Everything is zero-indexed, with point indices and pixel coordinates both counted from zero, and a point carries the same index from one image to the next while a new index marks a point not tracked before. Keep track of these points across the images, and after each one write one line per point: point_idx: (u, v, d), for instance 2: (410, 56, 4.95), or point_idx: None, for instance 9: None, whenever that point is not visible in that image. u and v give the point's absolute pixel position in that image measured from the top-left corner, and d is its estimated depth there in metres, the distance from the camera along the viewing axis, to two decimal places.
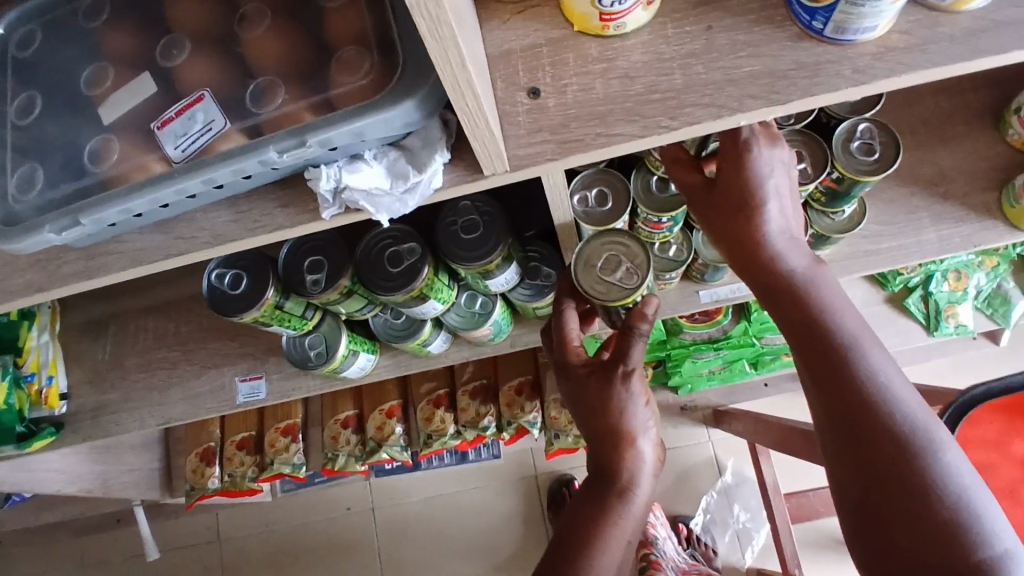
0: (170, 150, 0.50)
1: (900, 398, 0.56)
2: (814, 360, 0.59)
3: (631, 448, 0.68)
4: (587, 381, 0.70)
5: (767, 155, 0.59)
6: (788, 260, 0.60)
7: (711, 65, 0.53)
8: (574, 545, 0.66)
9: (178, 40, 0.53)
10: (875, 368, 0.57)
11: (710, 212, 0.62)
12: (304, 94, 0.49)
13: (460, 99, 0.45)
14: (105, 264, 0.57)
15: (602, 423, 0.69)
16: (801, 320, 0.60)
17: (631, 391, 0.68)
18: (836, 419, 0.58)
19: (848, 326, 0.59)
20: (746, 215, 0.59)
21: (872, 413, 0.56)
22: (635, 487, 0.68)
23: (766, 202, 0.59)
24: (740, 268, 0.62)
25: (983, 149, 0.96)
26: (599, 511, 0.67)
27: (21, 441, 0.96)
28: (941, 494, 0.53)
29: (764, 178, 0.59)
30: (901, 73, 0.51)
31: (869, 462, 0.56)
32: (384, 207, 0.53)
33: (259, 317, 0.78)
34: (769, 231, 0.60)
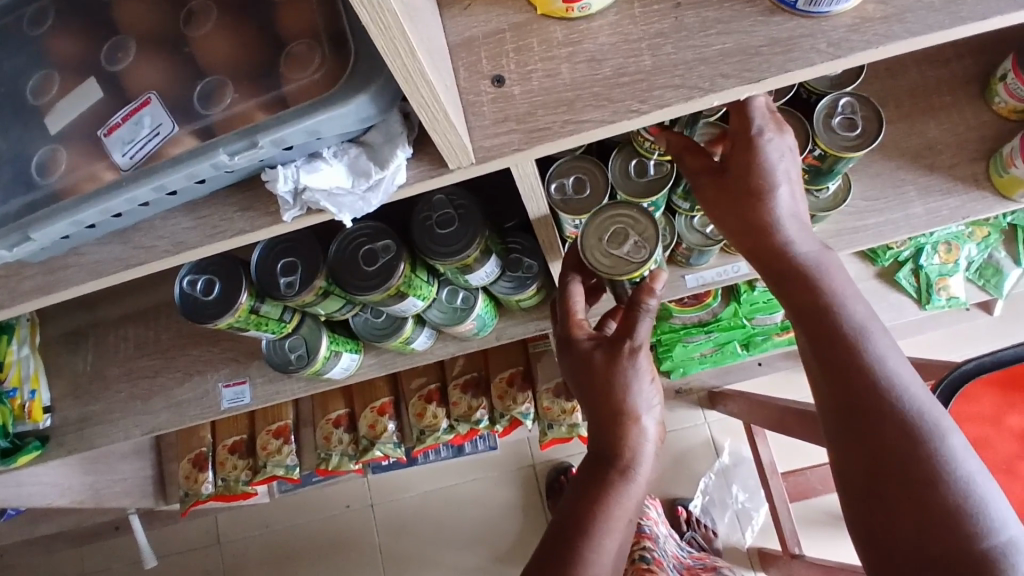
0: (119, 158, 0.48)
1: (906, 381, 0.56)
2: (822, 339, 0.58)
3: (632, 428, 0.65)
4: (591, 357, 0.67)
5: (777, 143, 0.59)
6: (796, 244, 0.60)
7: (681, 44, 0.51)
8: (570, 526, 0.63)
9: (123, 42, 0.51)
10: (882, 350, 0.57)
11: (718, 197, 0.61)
12: (257, 93, 0.47)
13: (414, 91, 0.42)
14: (64, 279, 0.55)
15: (603, 401, 0.66)
16: (809, 300, 0.59)
17: (636, 368, 0.65)
18: (843, 398, 0.57)
19: (858, 309, 0.58)
20: (754, 197, 0.59)
21: (880, 392, 0.55)
22: (635, 469, 0.65)
23: (775, 186, 0.59)
24: (747, 251, 0.63)
25: (968, 118, 0.94)
26: (596, 492, 0.64)
27: (7, 456, 0.94)
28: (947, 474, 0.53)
29: (772, 165, 0.59)
30: (879, 45, 0.49)
31: (876, 441, 0.55)
32: (347, 207, 0.51)
33: (234, 323, 0.76)
34: (778, 215, 0.60)
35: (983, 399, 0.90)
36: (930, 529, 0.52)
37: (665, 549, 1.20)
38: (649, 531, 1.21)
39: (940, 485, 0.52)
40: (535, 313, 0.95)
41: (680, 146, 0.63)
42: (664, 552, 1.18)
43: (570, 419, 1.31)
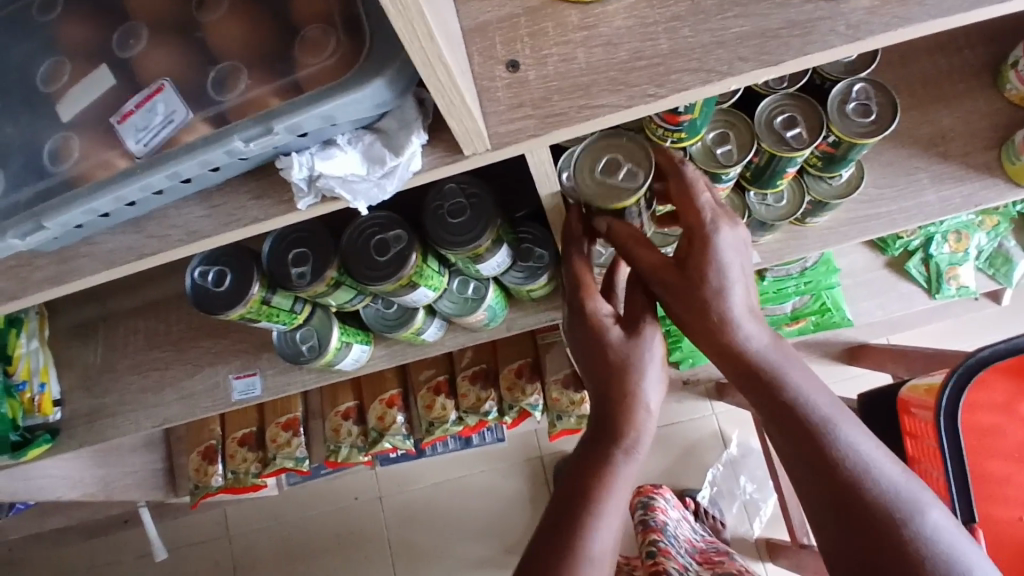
0: (132, 145, 0.48)
1: (877, 461, 0.58)
2: (792, 433, 0.60)
3: (638, 406, 0.66)
4: (605, 334, 0.67)
5: (729, 239, 0.62)
6: (749, 339, 0.62)
7: (698, 27, 0.51)
8: (573, 505, 0.63)
9: (134, 29, 0.51)
10: (851, 436, 0.59)
11: (678, 291, 0.63)
12: (270, 78, 0.46)
13: (432, 75, 0.42)
14: (77, 268, 0.55)
15: (609, 381, 0.66)
16: (771, 397, 0.61)
17: (649, 350, 0.67)
18: (825, 486, 0.58)
19: (817, 395, 0.61)
20: (709, 295, 0.62)
21: (855, 480, 0.57)
22: (638, 444, 0.66)
23: (730, 285, 0.62)
24: (718, 349, 0.63)
25: (981, 107, 0.93)
26: (597, 469, 0.64)
27: (18, 450, 0.95)
28: (927, 551, 0.54)
29: (726, 262, 0.62)
30: (897, 27, 0.49)
31: (861, 527, 0.56)
32: (361, 194, 0.51)
33: (246, 314, 0.76)
34: (735, 314, 0.62)
35: (996, 387, 0.87)
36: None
37: (676, 533, 1.20)
38: (656, 524, 1.21)
39: (922, 560, 0.53)
40: (546, 303, 0.94)
41: (630, 237, 0.65)
42: (675, 539, 1.17)
43: (579, 410, 1.31)
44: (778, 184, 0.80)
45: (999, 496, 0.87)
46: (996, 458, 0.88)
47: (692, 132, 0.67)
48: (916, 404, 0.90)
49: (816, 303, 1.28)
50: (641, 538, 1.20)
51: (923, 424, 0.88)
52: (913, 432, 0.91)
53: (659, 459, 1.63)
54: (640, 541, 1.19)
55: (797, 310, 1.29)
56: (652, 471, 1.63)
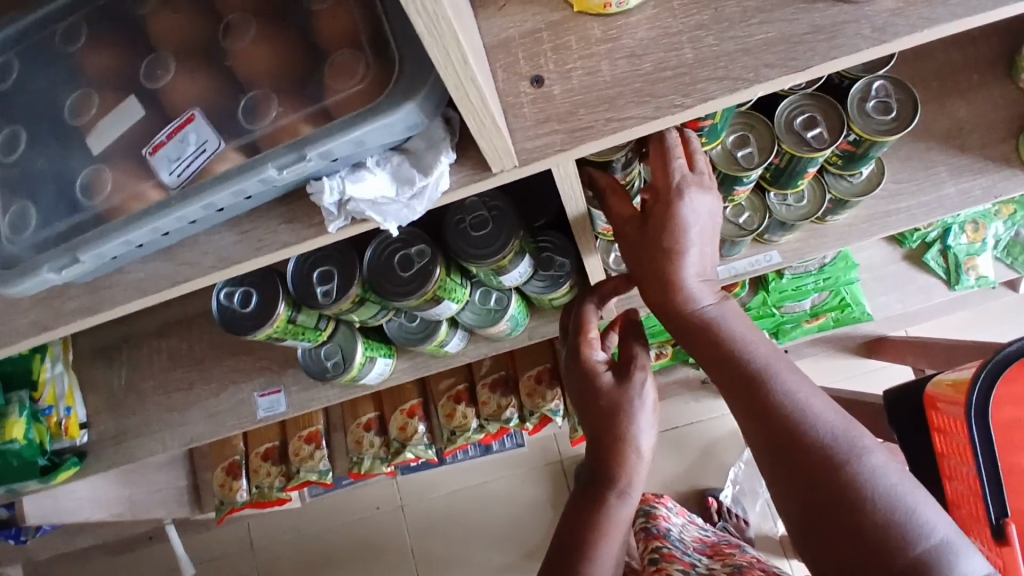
0: (165, 176, 0.48)
1: (820, 411, 0.55)
2: (740, 397, 0.58)
3: (628, 449, 0.66)
4: (599, 380, 0.67)
5: (697, 202, 0.57)
6: (697, 300, 0.59)
7: (723, 36, 0.50)
8: (571, 548, 0.66)
9: (160, 59, 0.51)
10: (794, 390, 0.56)
11: (635, 246, 0.61)
12: (300, 105, 0.47)
13: (464, 97, 0.42)
14: (111, 297, 0.55)
15: (599, 420, 0.66)
16: (717, 358, 0.59)
17: (641, 399, 0.65)
18: (769, 443, 0.56)
19: (760, 349, 0.58)
20: (663, 254, 0.59)
21: (797, 433, 0.55)
22: (631, 488, 0.66)
23: (685, 247, 0.58)
24: (668, 314, 0.61)
25: (998, 97, 0.92)
26: (594, 513, 0.66)
27: (46, 475, 0.97)
28: (871, 499, 0.52)
29: (689, 224, 0.58)
30: (923, 28, 0.48)
31: (806, 483, 0.54)
32: (391, 216, 0.51)
33: (272, 334, 0.76)
34: (685, 274, 0.59)
35: None
36: (869, 557, 0.51)
37: (680, 538, 1.14)
38: (658, 531, 1.15)
39: (867, 512, 0.52)
40: None
41: (607, 186, 0.65)
42: (679, 544, 1.11)
43: None
44: (798, 184, 0.80)
45: None
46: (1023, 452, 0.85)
47: (714, 136, 0.67)
48: (941, 399, 0.89)
49: (835, 299, 1.27)
50: (642, 544, 1.14)
51: (951, 420, 0.87)
52: (941, 428, 0.90)
53: (679, 459, 1.63)
54: (642, 550, 1.13)
55: (817, 306, 1.28)
56: (672, 472, 1.63)
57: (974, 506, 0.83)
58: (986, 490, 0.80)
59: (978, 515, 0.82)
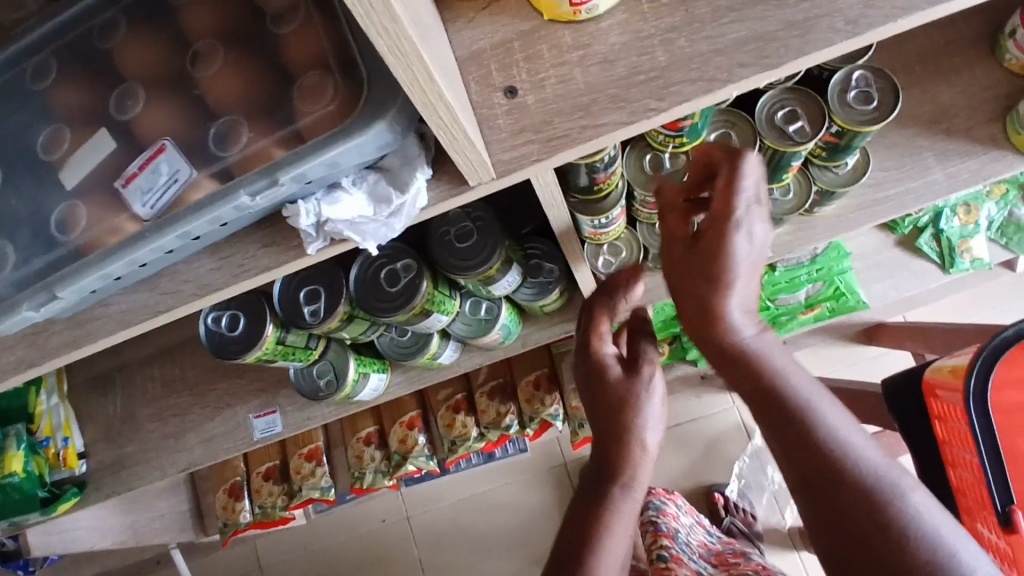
0: (138, 208, 0.48)
1: (862, 449, 0.54)
2: (776, 423, 0.57)
3: (631, 443, 0.67)
4: (608, 372, 0.68)
5: (749, 231, 0.56)
6: (740, 330, 0.59)
7: (694, 37, 0.50)
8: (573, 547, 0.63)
9: (131, 90, 0.50)
10: (834, 421, 0.55)
11: (680, 269, 0.60)
12: (271, 129, 0.46)
13: (433, 114, 0.41)
14: (93, 331, 0.54)
15: (610, 418, 0.67)
16: (753, 384, 0.58)
17: (650, 390, 0.68)
18: (803, 472, 0.55)
19: (802, 381, 0.57)
20: (708, 280, 0.58)
21: (834, 466, 0.53)
22: (634, 482, 0.67)
23: (733, 275, 0.57)
24: (709, 343, 0.60)
25: (980, 79, 0.92)
26: (594, 506, 0.66)
27: (47, 506, 0.96)
28: (912, 541, 0.50)
29: (740, 255, 0.57)
30: (896, 19, 0.48)
31: (838, 515, 0.52)
32: (370, 234, 0.51)
33: (262, 356, 0.76)
34: (729, 304, 0.58)
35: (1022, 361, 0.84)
36: None
37: (687, 541, 1.14)
38: (666, 528, 1.15)
39: (908, 553, 0.49)
40: (558, 317, 0.94)
41: (669, 205, 0.63)
42: (686, 547, 1.10)
43: None
44: (783, 178, 0.80)
45: None
46: None
47: (693, 135, 0.67)
48: (941, 386, 0.89)
49: (829, 289, 1.26)
50: (649, 539, 1.14)
51: (951, 407, 0.86)
52: (942, 416, 0.89)
53: (684, 456, 1.62)
54: (649, 545, 1.12)
55: (811, 298, 1.27)
56: (677, 469, 1.62)
57: (979, 494, 0.84)
58: (990, 478, 0.80)
59: (984, 502, 0.83)
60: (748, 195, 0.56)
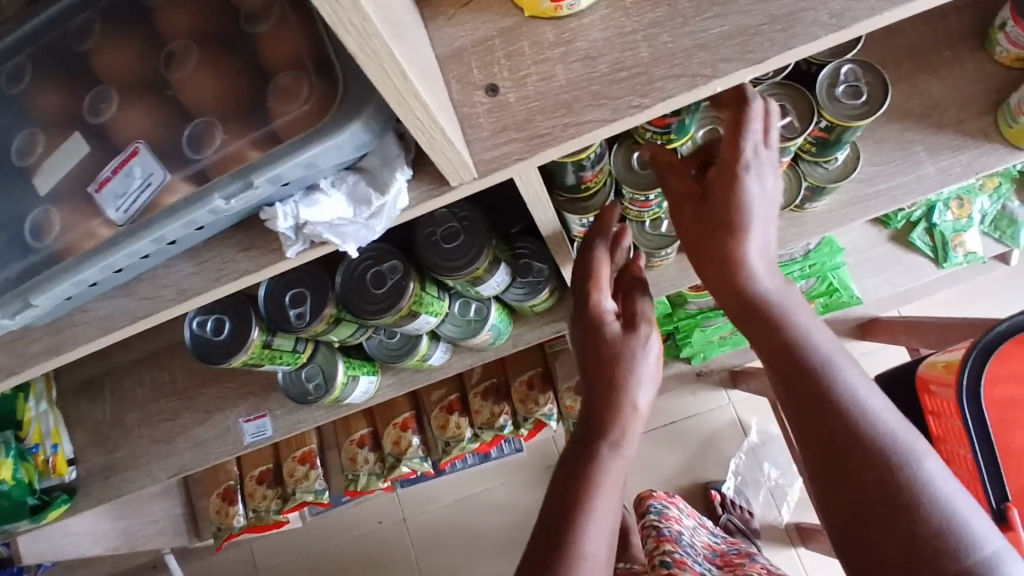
0: (112, 213, 0.47)
1: (880, 411, 0.54)
2: (795, 377, 0.56)
3: (626, 402, 0.66)
4: (605, 328, 0.68)
5: (762, 179, 0.57)
6: (761, 280, 0.58)
7: (677, 32, 0.49)
8: (563, 505, 0.61)
9: (105, 92, 0.49)
10: (854, 380, 0.55)
11: (693, 221, 0.60)
12: (247, 131, 0.45)
13: (409, 114, 0.41)
14: (71, 337, 0.53)
15: (606, 374, 0.67)
16: (771, 338, 0.58)
17: (646, 347, 0.68)
18: (818, 425, 0.55)
19: (821, 339, 0.57)
20: (725, 229, 0.58)
21: (852, 426, 0.54)
22: (624, 441, 0.65)
23: (752, 224, 0.57)
24: (726, 295, 0.60)
25: (970, 72, 0.92)
26: (587, 464, 0.64)
27: (36, 514, 0.96)
28: (927, 504, 0.51)
29: (753, 201, 0.57)
30: (882, 11, 0.47)
31: (852, 472, 0.53)
32: (350, 237, 0.50)
33: (248, 360, 0.75)
34: (748, 254, 0.58)
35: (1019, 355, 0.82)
36: (916, 557, 0.50)
37: (691, 543, 1.14)
38: (669, 533, 1.14)
39: (922, 514, 0.50)
40: (549, 316, 0.93)
41: (666, 163, 0.63)
42: (690, 550, 1.10)
43: None
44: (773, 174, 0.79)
45: None
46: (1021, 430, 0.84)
47: (681, 132, 0.66)
48: (934, 381, 0.88)
49: (822, 285, 1.25)
50: (652, 544, 1.13)
51: (945, 403, 0.86)
52: (936, 411, 0.89)
53: (680, 453, 1.62)
54: (652, 549, 1.11)
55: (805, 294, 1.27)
56: (673, 466, 1.62)
57: (975, 491, 0.83)
58: (984, 474, 0.80)
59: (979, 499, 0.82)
60: (755, 138, 0.57)
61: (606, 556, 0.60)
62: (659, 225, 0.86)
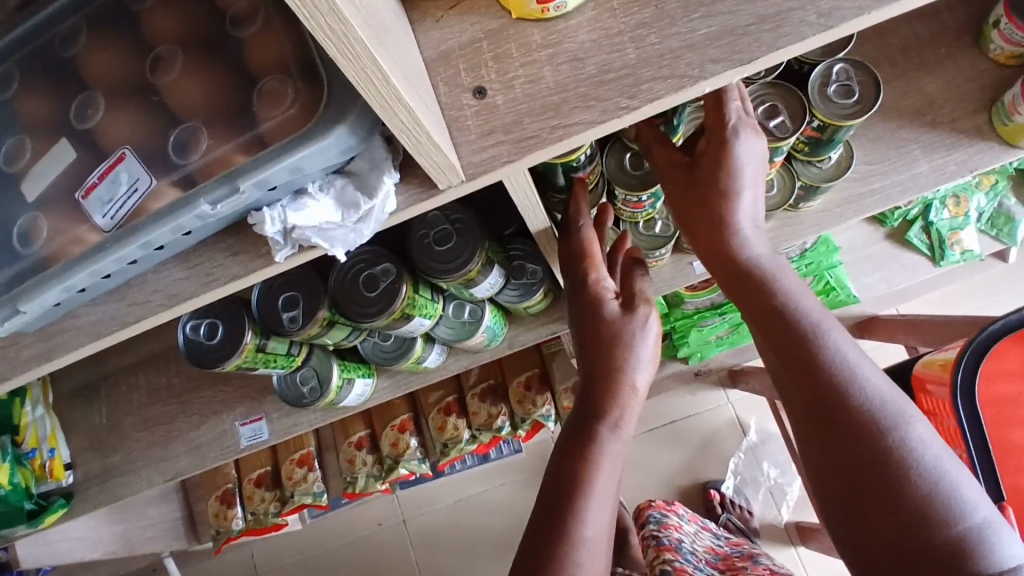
0: (99, 219, 0.47)
1: (869, 378, 0.54)
2: (783, 348, 0.57)
3: (624, 382, 0.66)
4: (604, 307, 0.68)
5: (749, 143, 0.59)
6: (750, 246, 0.62)
7: (665, 33, 0.49)
8: (562, 486, 0.62)
9: (92, 98, 0.49)
10: (842, 347, 0.56)
11: (684, 191, 0.63)
12: (232, 136, 0.45)
13: (395, 118, 0.41)
14: (61, 343, 0.53)
15: (603, 350, 0.67)
16: (760, 307, 0.59)
17: (644, 330, 0.67)
18: (808, 394, 0.55)
19: (812, 306, 0.58)
20: (715, 194, 0.61)
21: (841, 398, 0.54)
22: (623, 421, 0.66)
23: (741, 189, 0.61)
24: (719, 262, 0.63)
25: (964, 69, 0.91)
26: (584, 446, 0.65)
27: (33, 519, 0.96)
28: (917, 474, 0.50)
29: (741, 167, 0.60)
30: (870, 10, 0.47)
31: (842, 440, 0.53)
32: (339, 241, 0.50)
33: (242, 364, 0.75)
34: (737, 216, 0.61)
35: (1010, 354, 0.83)
36: (905, 524, 0.49)
37: (692, 550, 1.14)
38: (669, 541, 1.15)
39: (910, 480, 0.50)
40: (545, 317, 0.93)
41: (653, 138, 0.66)
42: (691, 557, 1.10)
43: None
44: (766, 173, 0.79)
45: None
46: (1017, 427, 0.84)
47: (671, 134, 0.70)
48: (930, 380, 0.88)
49: (818, 284, 1.25)
50: (653, 554, 1.13)
51: (941, 402, 0.86)
52: (931, 411, 0.88)
53: (679, 453, 1.62)
54: (652, 560, 1.12)
55: None
56: (673, 466, 1.61)
57: None
58: (978, 471, 0.80)
59: None
60: (739, 109, 0.60)
61: (604, 535, 0.61)
62: (653, 225, 0.86)
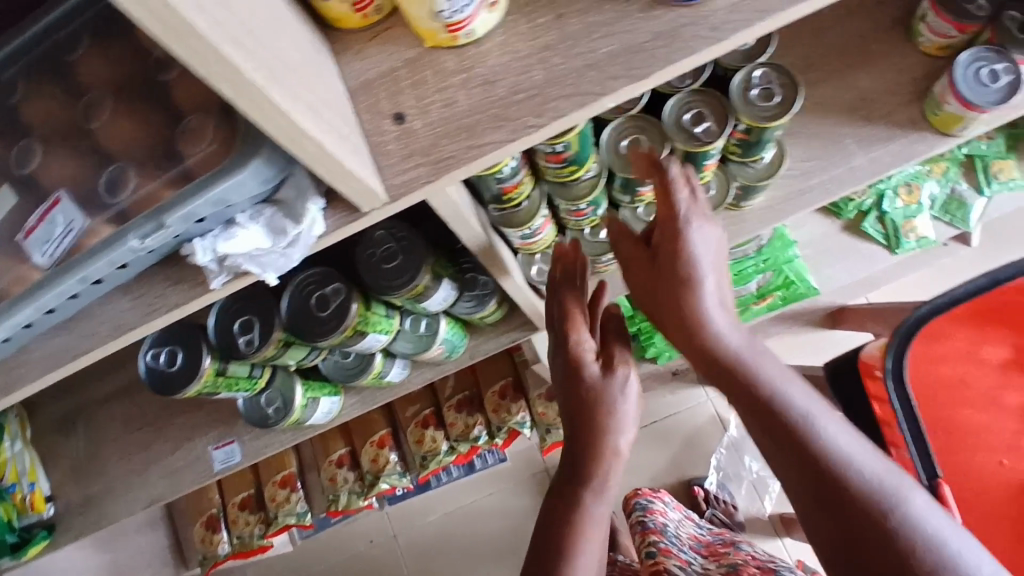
0: (38, 258, 0.50)
1: (859, 456, 0.55)
2: (769, 426, 0.58)
3: (607, 444, 0.69)
4: (586, 369, 0.70)
5: (702, 232, 0.63)
6: (724, 331, 0.63)
7: (569, 53, 0.52)
8: (549, 552, 0.65)
9: (30, 145, 0.52)
10: (830, 425, 0.57)
11: (647, 280, 0.66)
12: (161, 174, 0.48)
13: (303, 150, 0.43)
14: (16, 377, 0.56)
15: (588, 424, 0.69)
16: (741, 387, 0.61)
17: (626, 392, 0.70)
18: (795, 470, 0.57)
19: (791, 390, 0.60)
20: (680, 283, 0.63)
21: (834, 467, 0.55)
22: (606, 485, 0.69)
23: (702, 276, 0.63)
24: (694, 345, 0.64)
25: (896, 63, 0.95)
26: (570, 511, 0.68)
27: (17, 551, 0.98)
28: (919, 544, 0.51)
29: (696, 254, 0.63)
30: (757, 21, 0.50)
31: (836, 513, 0.54)
32: (270, 265, 0.52)
33: (203, 389, 0.78)
34: (706, 303, 0.63)
35: (955, 335, 0.90)
36: None
37: (677, 534, 1.16)
38: (655, 525, 1.18)
39: (911, 554, 0.50)
40: (503, 327, 0.97)
41: (617, 231, 0.69)
42: (676, 539, 1.13)
43: None
44: (701, 176, 0.82)
45: (970, 443, 0.89)
46: (965, 408, 0.90)
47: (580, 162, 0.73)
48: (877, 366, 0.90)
49: (778, 279, 1.28)
50: (640, 538, 1.16)
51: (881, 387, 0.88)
52: (879, 397, 0.90)
53: (661, 452, 1.64)
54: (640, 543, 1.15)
55: (763, 287, 1.29)
56: (658, 465, 1.64)
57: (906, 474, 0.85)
58: (912, 450, 0.84)
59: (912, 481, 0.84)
60: (688, 201, 0.63)
61: None
62: (597, 232, 0.91)
